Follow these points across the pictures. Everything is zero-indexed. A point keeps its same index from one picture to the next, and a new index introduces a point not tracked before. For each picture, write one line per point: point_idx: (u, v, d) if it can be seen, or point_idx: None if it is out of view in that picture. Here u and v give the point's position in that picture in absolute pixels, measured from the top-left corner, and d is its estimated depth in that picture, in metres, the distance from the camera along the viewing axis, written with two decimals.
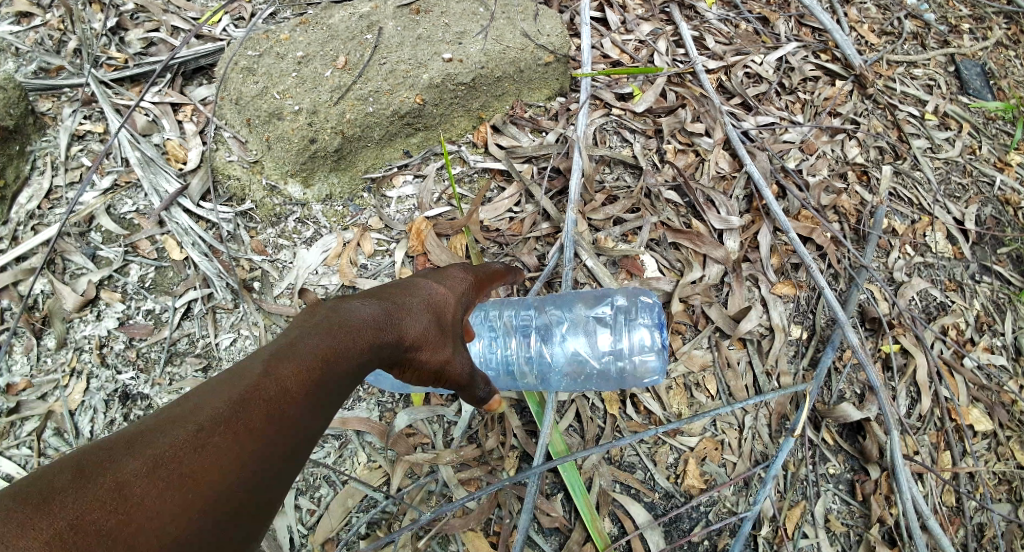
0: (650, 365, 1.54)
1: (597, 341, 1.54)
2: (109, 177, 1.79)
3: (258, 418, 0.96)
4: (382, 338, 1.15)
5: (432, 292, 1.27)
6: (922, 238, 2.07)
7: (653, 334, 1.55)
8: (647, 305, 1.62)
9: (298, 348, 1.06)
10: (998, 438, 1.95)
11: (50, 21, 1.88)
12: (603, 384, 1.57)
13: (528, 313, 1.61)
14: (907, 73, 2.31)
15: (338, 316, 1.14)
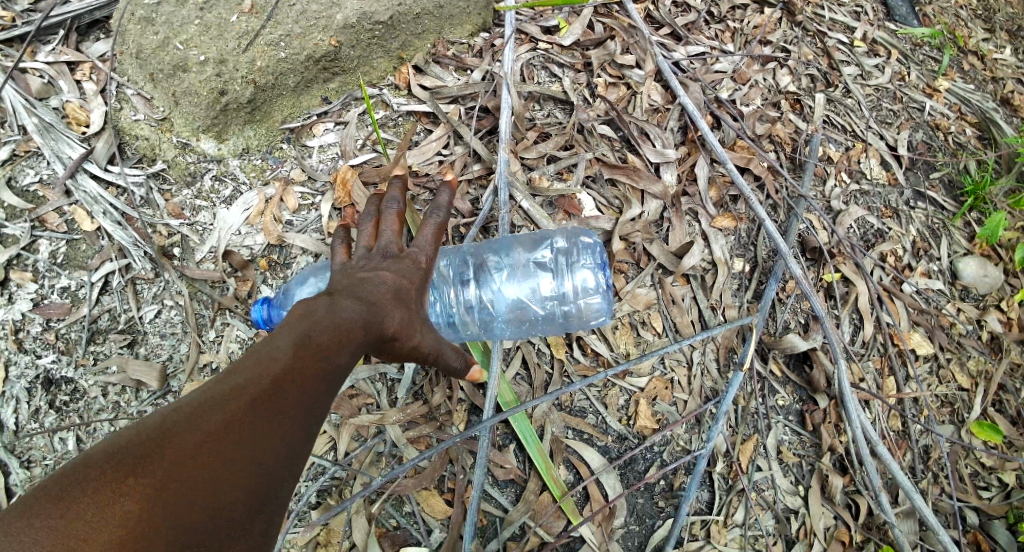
0: (594, 307, 1.57)
1: (541, 287, 1.53)
2: (6, 147, 1.63)
3: (261, 414, 0.95)
4: (370, 332, 1.11)
5: (405, 276, 1.21)
6: (857, 164, 2.08)
7: (598, 278, 1.58)
8: (588, 246, 1.62)
9: (291, 344, 1.02)
10: (938, 361, 2.00)
11: None
12: (549, 329, 1.58)
13: (464, 259, 1.55)
14: (835, 0, 2.30)
15: (323, 308, 1.09)
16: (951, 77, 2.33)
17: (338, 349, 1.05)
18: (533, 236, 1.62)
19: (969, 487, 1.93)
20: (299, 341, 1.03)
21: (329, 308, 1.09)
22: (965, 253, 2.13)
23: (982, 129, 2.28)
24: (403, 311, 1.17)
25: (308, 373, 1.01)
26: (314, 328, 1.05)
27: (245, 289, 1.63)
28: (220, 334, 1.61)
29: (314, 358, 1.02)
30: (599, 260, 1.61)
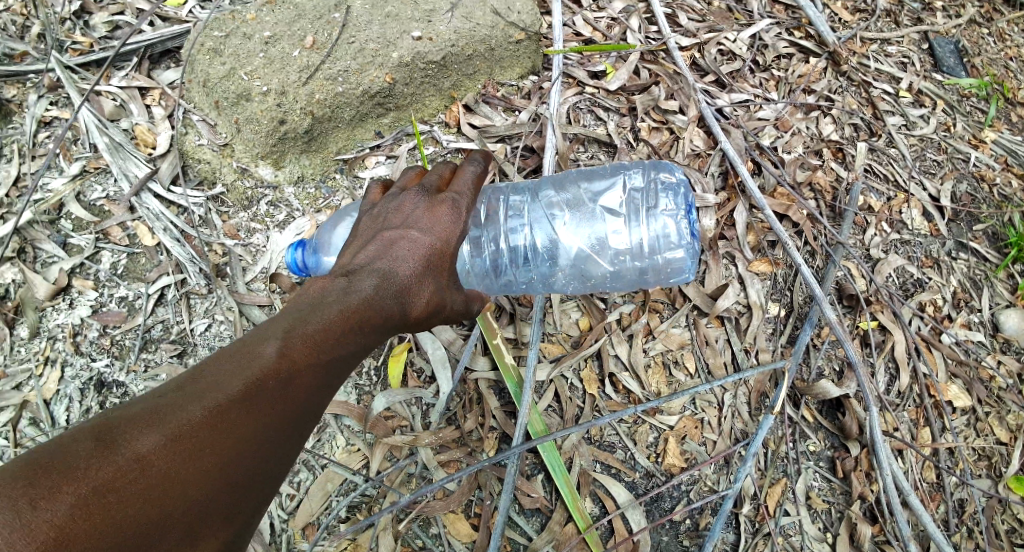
0: (672, 255, 1.57)
1: (607, 233, 1.57)
2: (77, 163, 1.76)
3: (244, 407, 0.95)
4: (386, 311, 1.17)
5: (431, 239, 1.27)
6: (898, 214, 2.09)
7: (683, 224, 1.57)
8: (670, 189, 1.65)
9: (302, 331, 1.05)
10: (976, 414, 1.98)
11: (12, 6, 1.93)
12: (616, 284, 1.62)
13: (538, 202, 1.63)
14: (882, 51, 2.33)
15: (338, 286, 1.15)
16: (998, 128, 2.33)
17: (346, 333, 1.09)
18: (607, 183, 1.67)
19: (1007, 544, 1.89)
20: (307, 328, 1.05)
21: (347, 284, 1.15)
22: (1008, 305, 2.11)
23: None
24: (428, 284, 1.26)
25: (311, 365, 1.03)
26: (324, 313, 1.08)
27: None
28: None
29: (323, 344, 1.05)
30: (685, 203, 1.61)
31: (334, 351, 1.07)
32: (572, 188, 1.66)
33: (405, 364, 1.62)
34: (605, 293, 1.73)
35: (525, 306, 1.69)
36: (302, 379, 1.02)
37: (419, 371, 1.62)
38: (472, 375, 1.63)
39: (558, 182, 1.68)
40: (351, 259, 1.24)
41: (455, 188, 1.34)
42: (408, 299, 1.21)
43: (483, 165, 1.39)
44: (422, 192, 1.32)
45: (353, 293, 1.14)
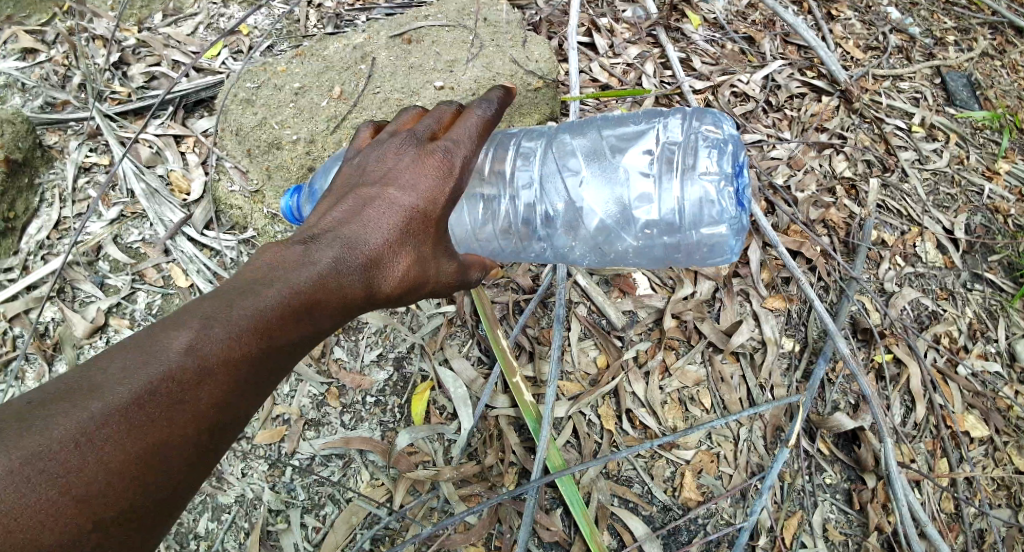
0: (705, 216, 1.48)
1: (631, 201, 1.52)
2: (116, 208, 1.87)
3: (180, 386, 0.90)
4: (349, 285, 1.10)
5: (411, 201, 1.18)
6: (912, 248, 2.18)
7: (727, 192, 1.45)
8: (714, 144, 1.50)
9: (232, 316, 0.96)
10: (995, 444, 1.99)
11: (55, 57, 2.12)
12: (645, 257, 1.57)
13: (563, 157, 1.59)
14: (894, 87, 2.50)
15: (298, 251, 1.08)
16: (1012, 159, 2.44)
17: (298, 311, 1.03)
18: (640, 137, 1.58)
19: None
20: (244, 310, 0.97)
21: (309, 249, 1.09)
22: None
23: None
24: (405, 255, 1.17)
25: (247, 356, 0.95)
26: (272, 291, 1.01)
27: (319, 349, 1.71)
28: (294, 389, 1.68)
29: (266, 329, 0.98)
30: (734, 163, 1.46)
31: (281, 331, 1.00)
32: (597, 145, 1.60)
33: (428, 402, 1.69)
34: (621, 332, 1.81)
35: (545, 345, 1.77)
36: (230, 371, 0.93)
37: (442, 408, 1.69)
38: (493, 412, 1.69)
39: (583, 139, 1.63)
40: (323, 216, 1.17)
41: (450, 139, 1.23)
42: (378, 272, 1.14)
43: (489, 112, 1.27)
44: (412, 143, 1.24)
45: (309, 265, 1.07)
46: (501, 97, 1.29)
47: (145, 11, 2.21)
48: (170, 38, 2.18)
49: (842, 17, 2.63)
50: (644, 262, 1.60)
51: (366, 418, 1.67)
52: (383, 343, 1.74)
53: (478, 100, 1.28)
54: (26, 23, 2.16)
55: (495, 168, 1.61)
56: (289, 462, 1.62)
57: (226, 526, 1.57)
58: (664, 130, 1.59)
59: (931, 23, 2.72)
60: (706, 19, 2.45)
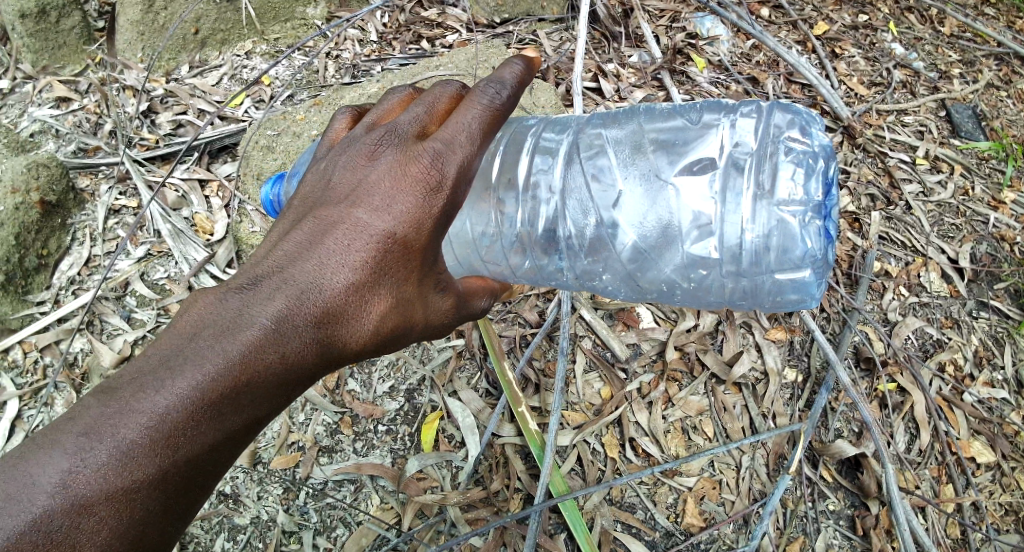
0: (772, 249, 1.29)
1: (684, 226, 1.34)
2: (143, 247, 2.07)
3: (115, 480, 0.88)
4: (293, 349, 0.98)
5: (384, 229, 1.02)
6: (916, 278, 2.22)
7: (814, 224, 1.25)
8: (799, 157, 1.27)
9: (118, 434, 0.89)
10: (1002, 469, 1.99)
11: (87, 106, 2.28)
12: (694, 296, 1.42)
13: (596, 164, 1.41)
14: (898, 121, 2.56)
15: (232, 307, 0.98)
16: (1017, 187, 2.48)
17: (232, 395, 0.95)
18: (698, 141, 1.37)
19: None
20: (140, 420, 0.90)
21: (247, 301, 0.98)
22: None
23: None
24: (380, 296, 1.04)
25: (172, 460, 0.92)
26: (185, 378, 0.92)
27: (333, 380, 1.79)
28: (309, 417, 1.76)
29: (173, 436, 0.91)
30: (824, 187, 1.25)
31: (213, 417, 0.94)
32: (642, 149, 1.40)
33: (437, 431, 1.75)
34: (625, 364, 1.86)
35: (550, 377, 1.83)
36: (162, 459, 0.91)
37: (450, 436, 1.75)
38: (499, 440, 1.74)
39: (625, 141, 1.43)
40: (278, 244, 1.05)
41: (441, 140, 1.04)
42: (342, 323, 1.02)
43: (496, 99, 1.07)
44: (392, 146, 1.07)
45: (243, 330, 0.96)
46: (514, 80, 1.09)
47: (172, 63, 2.36)
48: (196, 88, 2.34)
49: (847, 55, 2.71)
50: (692, 300, 1.46)
51: (376, 445, 1.73)
52: (395, 375, 1.81)
53: (486, 82, 1.07)
54: (60, 73, 2.32)
55: (515, 173, 1.44)
56: (302, 485, 1.69)
57: (242, 546, 1.64)
58: (733, 130, 1.35)
59: (936, 57, 2.79)
60: (712, 60, 2.56)
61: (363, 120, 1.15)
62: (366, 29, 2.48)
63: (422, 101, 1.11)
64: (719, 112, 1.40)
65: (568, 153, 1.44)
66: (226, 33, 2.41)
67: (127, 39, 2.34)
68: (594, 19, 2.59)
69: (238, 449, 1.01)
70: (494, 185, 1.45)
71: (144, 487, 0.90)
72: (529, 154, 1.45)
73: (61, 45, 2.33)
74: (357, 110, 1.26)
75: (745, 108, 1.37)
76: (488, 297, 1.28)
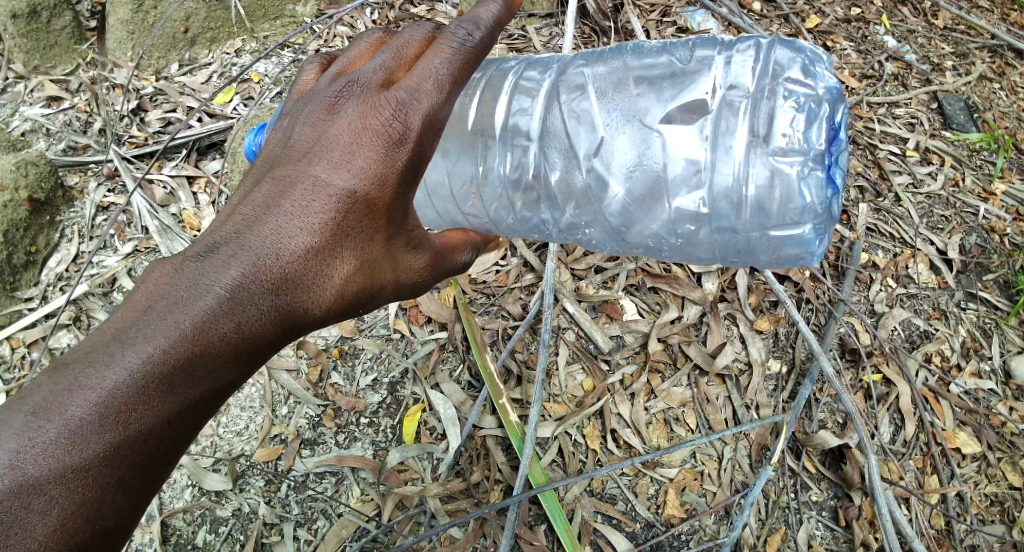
0: (766, 198, 1.23)
1: (670, 170, 1.29)
2: (131, 243, 2.08)
3: (68, 455, 0.94)
4: (249, 316, 1.00)
5: (344, 188, 1.02)
6: (905, 270, 2.21)
7: (815, 175, 1.18)
8: (801, 101, 1.20)
9: (68, 411, 0.94)
10: (988, 460, 1.99)
11: (77, 104, 2.30)
12: (683, 252, 1.36)
13: (579, 107, 1.35)
14: (889, 113, 2.55)
15: (187, 276, 1.00)
16: (1008, 179, 2.47)
17: (184, 367, 0.98)
18: (690, 83, 1.30)
19: None
20: (89, 398, 0.95)
21: (202, 270, 1.00)
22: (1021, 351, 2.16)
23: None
24: (342, 259, 1.04)
25: (125, 433, 0.96)
26: (137, 351, 0.96)
27: (316, 373, 1.80)
28: (292, 410, 1.76)
29: (124, 411, 0.96)
30: (827, 134, 1.18)
31: (165, 389, 0.97)
32: (628, 90, 1.34)
33: (419, 423, 1.76)
34: (607, 356, 1.87)
35: (532, 369, 1.83)
36: (113, 433, 0.95)
37: (432, 428, 1.76)
38: (480, 432, 1.75)
39: (610, 83, 1.36)
40: (238, 206, 1.06)
41: (404, 88, 1.01)
42: (302, 287, 1.03)
43: (468, 40, 1.03)
44: (354, 99, 1.06)
45: (198, 299, 0.99)
46: (488, 21, 1.04)
47: (162, 61, 2.37)
48: (185, 86, 2.35)
49: (838, 48, 2.70)
50: (679, 257, 1.39)
51: (358, 437, 1.74)
52: (378, 368, 1.81)
53: (456, 24, 1.03)
54: (51, 73, 2.33)
55: (493, 118, 1.39)
56: (285, 477, 1.69)
57: (225, 538, 1.65)
58: (727, 69, 1.28)
59: (929, 49, 2.77)
60: None
61: (329, 71, 1.14)
62: (354, 26, 2.49)
63: (389, 48, 1.10)
64: (714, 50, 1.32)
65: (550, 96, 1.37)
66: (215, 31, 2.42)
67: (118, 38, 2.35)
68: (584, 13, 2.58)
69: (200, 419, 1.05)
70: (472, 128, 1.40)
71: (96, 462, 0.95)
72: (509, 96, 1.39)
73: (52, 45, 2.34)
74: (327, 62, 1.25)
75: (742, 46, 1.29)
76: (471, 251, 1.24)
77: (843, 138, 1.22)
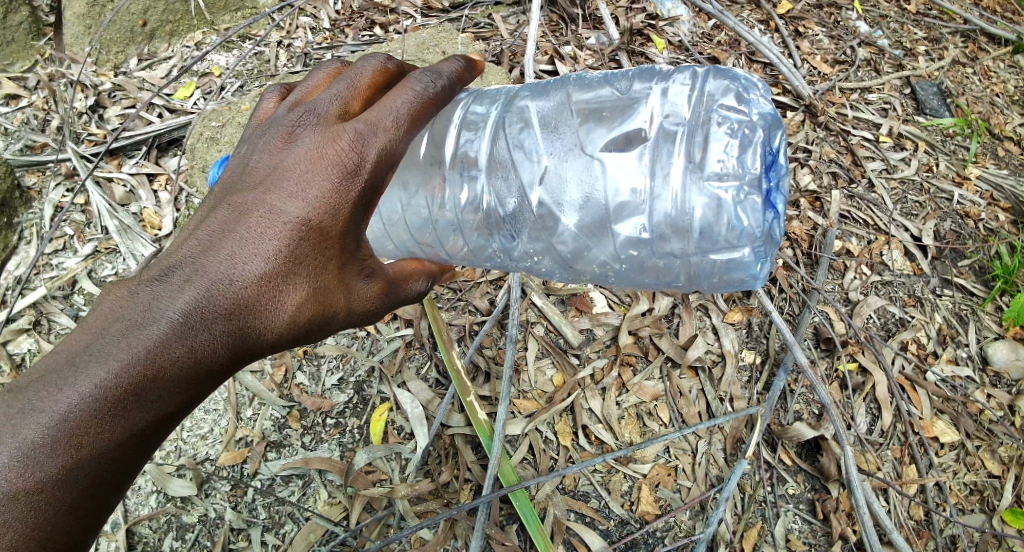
0: (706, 225, 1.20)
1: (616, 200, 1.24)
2: (91, 244, 2.02)
3: (19, 478, 0.88)
4: (203, 343, 0.95)
5: (300, 215, 0.97)
6: (879, 256, 2.20)
7: (751, 200, 1.17)
8: (735, 127, 1.19)
9: (21, 433, 0.89)
10: (966, 448, 1.98)
11: (36, 102, 2.22)
12: (631, 278, 1.32)
13: (524, 138, 1.31)
14: (863, 99, 2.53)
15: (141, 299, 0.94)
16: (982, 164, 2.46)
17: (140, 392, 0.92)
18: (630, 113, 1.28)
19: None
20: (44, 419, 0.89)
21: (156, 294, 0.95)
22: (996, 337, 2.15)
23: (1015, 214, 2.37)
24: (296, 285, 0.99)
25: (78, 457, 0.90)
26: (91, 375, 0.90)
27: (281, 374, 1.75)
28: (256, 412, 1.72)
29: (80, 433, 0.90)
30: (762, 159, 1.17)
31: (121, 414, 0.91)
32: (570, 121, 1.31)
33: (386, 423, 1.73)
34: (578, 350, 1.84)
35: (501, 365, 1.80)
36: (66, 459, 0.90)
37: (399, 428, 1.72)
38: (448, 431, 1.73)
39: (553, 114, 1.33)
40: (192, 231, 1.00)
41: (364, 120, 0.99)
42: (255, 314, 0.98)
43: (430, 88, 1.03)
44: (310, 128, 1.01)
45: (150, 325, 0.93)
46: (451, 74, 1.06)
47: (120, 56, 2.30)
48: (144, 81, 2.28)
49: (811, 33, 2.67)
50: (627, 285, 1.36)
51: (324, 439, 1.70)
52: (344, 368, 1.78)
53: (421, 72, 1.03)
54: (9, 70, 2.25)
55: (442, 149, 1.35)
56: (250, 482, 1.65)
57: (189, 546, 1.60)
58: (664, 99, 1.26)
59: (902, 34, 2.76)
60: (672, 41, 2.51)
61: (287, 97, 1.09)
62: (318, 17, 2.43)
63: (343, 78, 1.05)
64: (652, 80, 1.30)
65: (496, 127, 1.33)
66: (174, 24, 2.36)
67: (74, 33, 2.27)
68: (552, 1, 2.53)
69: (159, 439, 0.99)
70: (422, 163, 1.35)
71: (50, 485, 0.89)
72: (456, 130, 1.34)
73: (8, 41, 2.26)
74: (285, 87, 1.19)
75: (679, 76, 1.27)
76: (425, 279, 1.19)
77: (779, 164, 1.21)
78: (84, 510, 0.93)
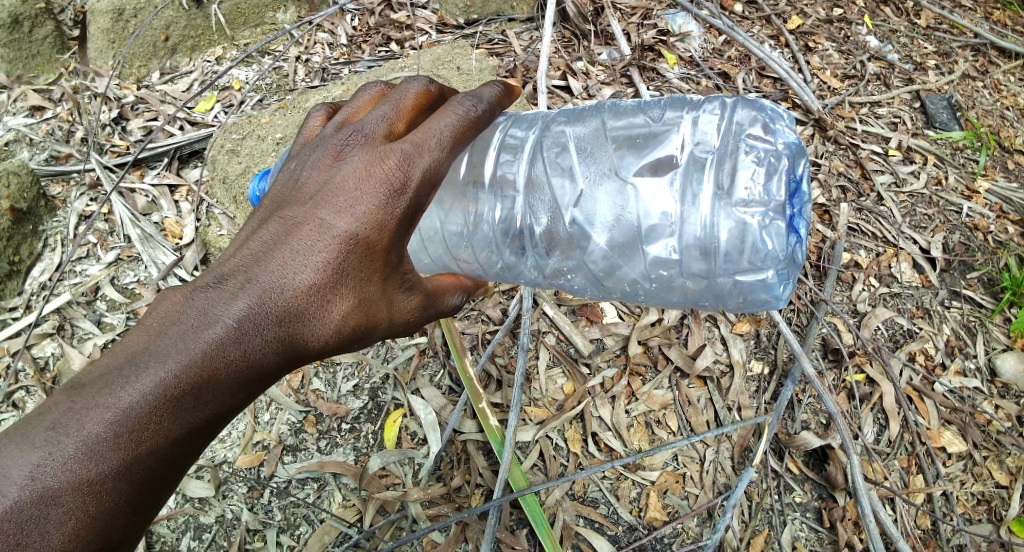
0: (732, 248, 1.23)
1: (647, 222, 1.28)
2: (113, 252, 2.08)
3: (81, 470, 0.91)
4: (255, 347, 0.99)
5: (349, 230, 1.02)
6: (887, 269, 2.22)
7: (775, 225, 1.20)
8: (761, 155, 1.22)
9: (83, 429, 0.92)
10: (974, 459, 1.99)
11: (60, 113, 2.27)
12: (658, 297, 1.35)
13: (559, 161, 1.37)
14: (872, 113, 2.56)
15: (197, 306, 0.98)
16: (991, 177, 2.48)
17: (196, 391, 0.96)
18: (662, 139, 1.32)
19: None
20: (105, 415, 0.93)
21: (212, 300, 0.99)
22: (1004, 348, 2.17)
23: None
24: (342, 296, 1.03)
25: (136, 452, 0.94)
26: (150, 375, 0.94)
27: (298, 379, 1.80)
28: (274, 417, 1.76)
29: (139, 430, 0.94)
30: (787, 188, 1.21)
31: (178, 412, 0.95)
32: (604, 146, 1.35)
33: (400, 428, 1.76)
34: (588, 359, 1.88)
35: (512, 373, 1.84)
36: (126, 455, 0.93)
37: (413, 434, 1.76)
38: (460, 437, 1.76)
39: (588, 139, 1.38)
40: (245, 242, 1.05)
41: (411, 141, 1.04)
42: (304, 322, 1.02)
43: (472, 110, 1.08)
44: (358, 147, 1.07)
45: (207, 329, 0.97)
46: (491, 98, 1.11)
47: (143, 70, 2.37)
48: (166, 94, 2.35)
49: (820, 48, 2.71)
50: (655, 303, 1.39)
51: (340, 443, 1.74)
52: (359, 374, 1.82)
53: (463, 95, 1.09)
54: (34, 82, 2.32)
55: (480, 169, 1.38)
56: (267, 484, 1.69)
57: (207, 546, 1.64)
58: (694, 128, 1.30)
59: (911, 49, 2.79)
60: (683, 56, 2.55)
61: (334, 117, 1.14)
62: (335, 32, 2.50)
63: (389, 99, 1.11)
64: (683, 110, 1.35)
65: (532, 150, 1.38)
66: (196, 39, 2.43)
67: (98, 47, 2.35)
68: (564, 17, 2.58)
69: (207, 439, 1.03)
70: (460, 183, 1.39)
71: (109, 479, 0.92)
72: (494, 151, 1.38)
73: (34, 55, 2.33)
74: (329, 106, 1.24)
75: (709, 106, 1.32)
76: (460, 293, 1.23)
77: (801, 192, 1.25)
78: (137, 502, 0.96)
